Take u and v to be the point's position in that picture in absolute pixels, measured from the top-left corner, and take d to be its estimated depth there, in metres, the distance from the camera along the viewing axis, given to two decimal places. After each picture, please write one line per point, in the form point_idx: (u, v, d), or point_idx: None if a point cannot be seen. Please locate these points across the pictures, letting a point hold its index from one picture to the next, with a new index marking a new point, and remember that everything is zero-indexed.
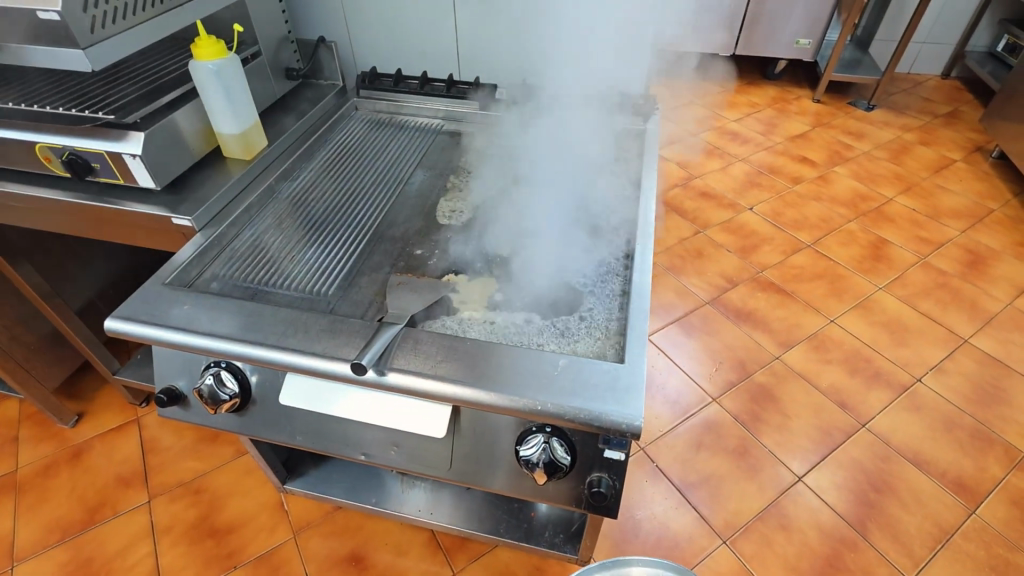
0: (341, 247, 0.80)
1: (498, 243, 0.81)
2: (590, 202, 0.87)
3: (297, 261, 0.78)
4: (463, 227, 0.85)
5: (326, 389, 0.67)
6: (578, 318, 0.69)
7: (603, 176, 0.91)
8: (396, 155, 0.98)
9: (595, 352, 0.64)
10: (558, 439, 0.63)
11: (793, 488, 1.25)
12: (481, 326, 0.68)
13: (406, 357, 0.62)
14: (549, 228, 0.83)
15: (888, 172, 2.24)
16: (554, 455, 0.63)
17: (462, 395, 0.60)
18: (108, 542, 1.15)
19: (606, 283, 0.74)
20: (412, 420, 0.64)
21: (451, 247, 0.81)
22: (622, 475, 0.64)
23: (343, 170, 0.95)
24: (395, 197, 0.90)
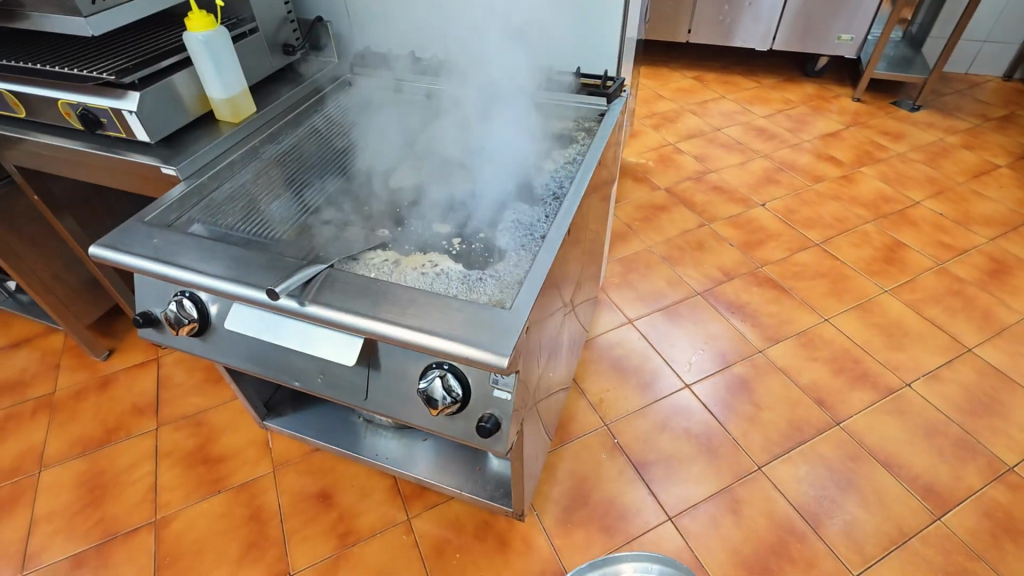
0: (301, 202, 0.90)
1: (442, 205, 0.89)
2: (536, 173, 0.93)
3: (262, 211, 0.88)
4: (413, 190, 0.92)
5: (263, 317, 0.77)
6: (489, 271, 0.75)
7: (555, 150, 0.97)
8: (372, 125, 1.07)
9: (494, 299, 0.71)
10: (453, 375, 0.70)
11: (751, 476, 1.25)
12: (400, 272, 0.76)
13: (326, 291, 0.71)
14: (491, 195, 0.90)
15: (919, 175, 2.14)
16: (449, 390, 0.69)
17: (366, 327, 0.68)
18: (119, 459, 1.31)
19: (525, 243, 0.80)
20: (330, 350, 0.72)
21: (397, 206, 0.90)
22: (510, 414, 0.70)
23: (323, 136, 1.05)
24: (360, 162, 0.99)
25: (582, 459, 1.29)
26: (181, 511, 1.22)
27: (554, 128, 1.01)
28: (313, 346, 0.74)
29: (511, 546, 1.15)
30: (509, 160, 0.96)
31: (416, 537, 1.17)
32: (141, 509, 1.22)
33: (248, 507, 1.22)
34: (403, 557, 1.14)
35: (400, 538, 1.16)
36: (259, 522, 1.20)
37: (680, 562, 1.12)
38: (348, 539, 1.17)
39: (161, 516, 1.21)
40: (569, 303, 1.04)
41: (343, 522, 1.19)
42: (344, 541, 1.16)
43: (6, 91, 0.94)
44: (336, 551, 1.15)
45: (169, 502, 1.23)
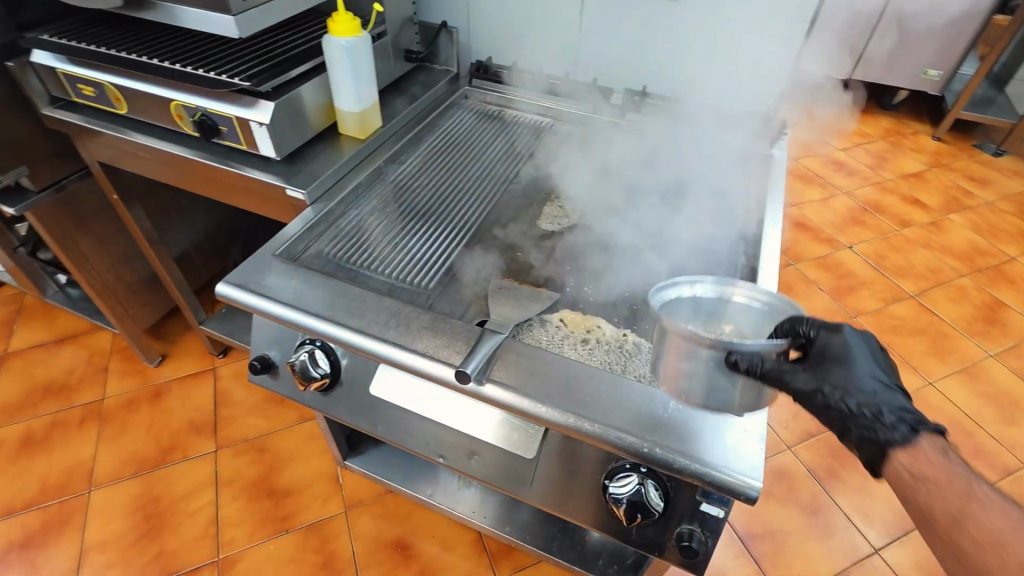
0: (440, 241, 0.78)
1: (603, 259, 0.78)
2: (706, 227, 0.81)
3: (398, 249, 0.77)
4: (566, 236, 0.81)
5: (418, 386, 0.67)
6: None
7: (722, 200, 0.85)
8: (502, 151, 0.96)
9: None
10: (654, 482, 0.58)
11: (868, 560, 1.15)
12: (580, 348, 0.65)
13: (507, 371, 0.60)
14: (657, 251, 0.78)
15: (1012, 228, 2.04)
16: (646, 498, 0.58)
17: (557, 419, 0.57)
18: (176, 484, 1.21)
19: None
20: (502, 437, 0.65)
21: (549, 256, 0.78)
22: (716, 532, 0.59)
23: (449, 160, 0.93)
24: (497, 196, 0.87)
25: None
26: (246, 552, 1.11)
27: (715, 173, 0.89)
28: (480, 426, 0.66)
29: None
30: (671, 209, 0.84)
31: None
32: (203, 546, 1.11)
33: (319, 552, 1.11)
34: None
35: None
36: (332, 571, 1.09)
37: None
38: None
39: (224, 555, 1.10)
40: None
41: None
42: None
43: (109, 85, 0.83)
44: None
45: (233, 540, 1.12)
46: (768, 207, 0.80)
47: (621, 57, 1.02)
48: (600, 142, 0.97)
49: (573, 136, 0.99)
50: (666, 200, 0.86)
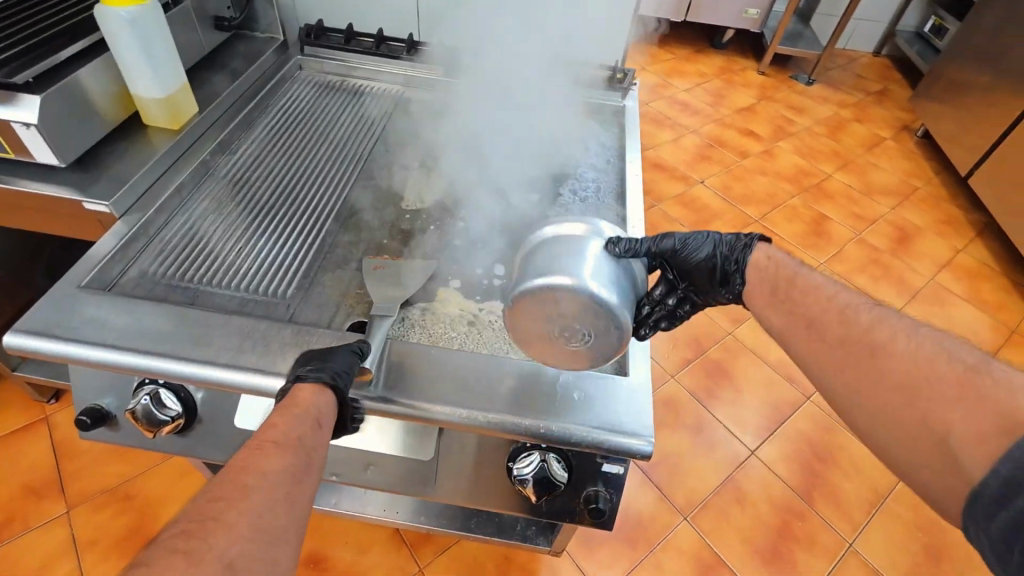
0: (293, 236, 0.70)
1: (473, 231, 0.74)
2: (572, 182, 0.81)
3: (245, 253, 0.67)
4: (432, 211, 0.76)
5: None
6: None
7: (582, 155, 0.85)
8: (351, 125, 0.87)
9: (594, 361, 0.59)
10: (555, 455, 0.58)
11: (746, 462, 1.30)
12: (465, 332, 0.61)
13: (391, 377, 0.55)
14: (528, 214, 0.76)
15: (826, 149, 2.35)
16: (550, 472, 0.58)
17: (456, 417, 0.53)
18: (21, 561, 1.01)
19: None
20: (401, 444, 0.61)
21: (419, 236, 0.73)
22: (619, 488, 0.61)
23: (292, 143, 0.82)
24: (352, 176, 0.79)
25: None
26: None
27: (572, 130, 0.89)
28: (373, 432, 0.62)
29: None
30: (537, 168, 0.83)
31: None
32: None
33: None
34: None
35: None
36: None
37: (703, 560, 1.13)
38: None
39: None
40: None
41: None
42: None
43: None
44: None
45: None
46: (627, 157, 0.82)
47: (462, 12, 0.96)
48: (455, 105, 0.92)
49: (428, 104, 0.93)
50: (527, 160, 0.84)
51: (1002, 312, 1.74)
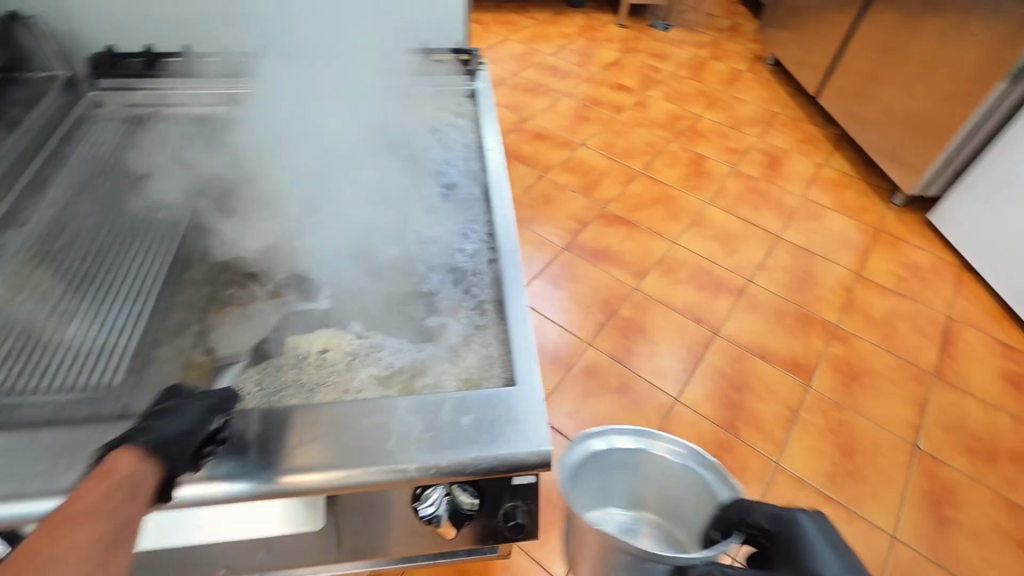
0: (114, 310, 0.59)
1: (330, 259, 0.66)
2: (432, 185, 0.75)
3: (55, 343, 0.56)
4: (279, 246, 0.67)
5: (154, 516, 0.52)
6: (449, 339, 0.58)
7: (439, 152, 0.79)
8: (170, 164, 0.75)
9: (480, 379, 0.55)
10: (460, 485, 0.55)
11: (673, 410, 1.34)
12: (336, 377, 0.55)
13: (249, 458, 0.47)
14: (388, 228, 0.69)
15: (692, 90, 2.44)
16: (458, 503, 0.55)
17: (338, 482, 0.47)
18: None
19: (468, 284, 0.63)
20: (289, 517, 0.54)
21: (268, 278, 0.64)
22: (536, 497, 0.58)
23: (110, 196, 0.71)
24: (181, 223, 0.69)
25: None
26: None
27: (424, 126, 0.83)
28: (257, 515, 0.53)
29: None
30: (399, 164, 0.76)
31: None
32: None
33: None
34: None
35: None
36: None
37: None
38: None
39: None
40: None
41: None
42: None
43: None
44: None
45: None
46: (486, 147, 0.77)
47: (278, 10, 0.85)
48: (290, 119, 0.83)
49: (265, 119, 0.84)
50: (378, 167, 0.77)
51: (865, 215, 1.90)
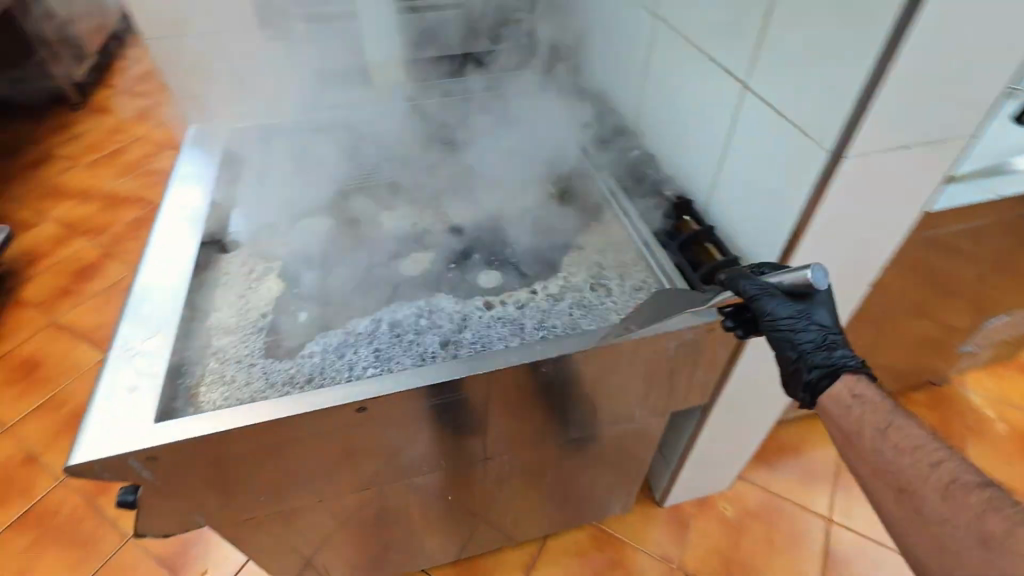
0: (336, 182, 0.91)
1: (416, 274, 0.79)
2: (505, 319, 0.72)
3: (301, 172, 0.92)
4: (422, 253, 0.82)
5: (186, 225, 0.75)
6: (303, 364, 0.66)
7: (559, 310, 0.72)
8: (479, 155, 0.97)
9: (247, 392, 0.62)
10: (192, 392, 0.62)
11: None
12: (261, 304, 0.72)
13: (175, 264, 0.70)
14: (435, 301, 0.74)
15: None
16: (178, 397, 0.61)
17: (172, 309, 0.65)
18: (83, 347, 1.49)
19: (363, 364, 0.66)
20: (155, 291, 0.67)
21: (385, 248, 0.83)
22: (150, 493, 0.59)
23: (447, 119, 1.01)
24: (423, 187, 0.93)
25: None
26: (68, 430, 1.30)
27: (596, 288, 0.75)
28: (164, 272, 0.69)
29: None
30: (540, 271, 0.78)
31: None
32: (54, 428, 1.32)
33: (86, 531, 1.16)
34: None
35: None
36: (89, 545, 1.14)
37: None
38: None
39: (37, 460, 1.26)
40: (459, 479, 0.81)
41: None
42: None
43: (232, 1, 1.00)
44: None
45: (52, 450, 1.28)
46: (560, 342, 0.64)
47: (670, 124, 0.81)
48: (573, 198, 0.89)
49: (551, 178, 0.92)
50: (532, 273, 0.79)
51: None
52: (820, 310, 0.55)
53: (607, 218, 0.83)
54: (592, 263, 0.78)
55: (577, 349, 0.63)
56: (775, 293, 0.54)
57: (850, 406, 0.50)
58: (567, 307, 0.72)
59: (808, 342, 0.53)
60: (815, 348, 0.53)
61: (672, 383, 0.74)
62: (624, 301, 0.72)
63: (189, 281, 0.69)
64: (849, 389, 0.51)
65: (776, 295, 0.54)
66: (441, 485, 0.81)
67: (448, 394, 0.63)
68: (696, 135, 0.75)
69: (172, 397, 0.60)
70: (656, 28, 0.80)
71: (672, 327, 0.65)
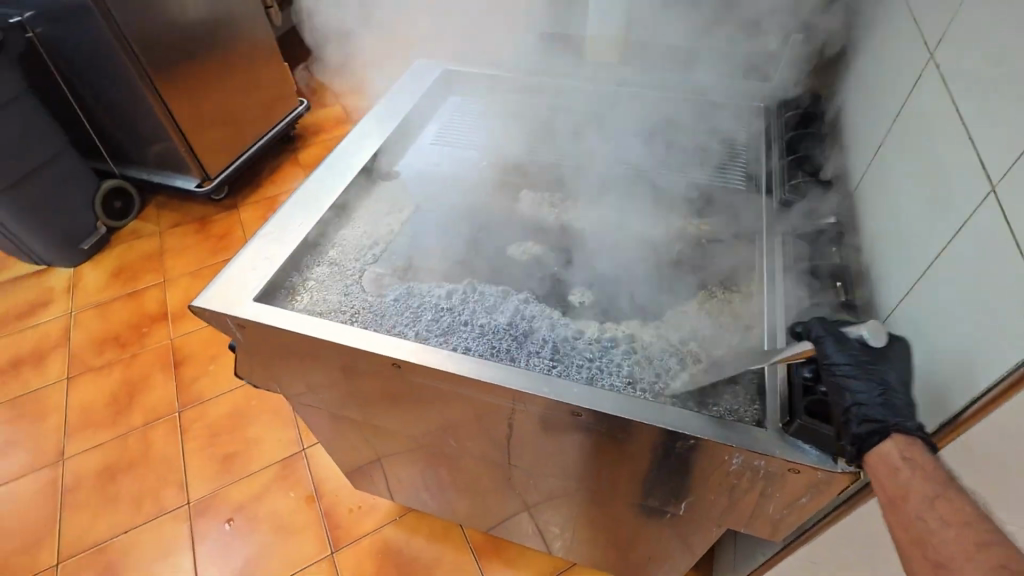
0: (507, 144, 0.92)
1: (528, 260, 0.78)
2: (581, 343, 0.66)
3: (482, 126, 0.95)
4: (545, 242, 0.80)
5: (365, 145, 0.85)
6: (387, 301, 0.71)
7: (640, 359, 0.64)
8: (656, 159, 0.88)
9: (336, 305, 0.70)
10: (301, 286, 0.72)
11: None
12: (388, 235, 0.79)
13: (341, 176, 0.80)
14: (527, 295, 0.72)
15: None
16: (290, 286, 0.72)
17: (317, 213, 0.76)
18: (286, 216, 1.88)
19: (432, 324, 0.68)
20: (315, 193, 0.78)
21: (515, 223, 0.82)
22: (244, 348, 0.73)
23: (643, 114, 0.93)
24: (585, 174, 0.88)
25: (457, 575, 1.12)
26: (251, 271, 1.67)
27: (693, 356, 0.64)
28: (329, 181, 0.80)
29: (352, 513, 1.21)
30: (648, 310, 0.70)
31: (308, 462, 1.29)
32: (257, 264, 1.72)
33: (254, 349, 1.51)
34: (274, 464, 1.29)
35: (285, 451, 1.32)
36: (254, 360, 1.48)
37: None
38: (259, 431, 1.35)
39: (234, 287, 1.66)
40: (492, 461, 0.82)
41: (273, 414, 1.38)
42: (260, 430, 1.35)
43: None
44: (272, 413, 1.39)
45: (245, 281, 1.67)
46: (610, 396, 0.57)
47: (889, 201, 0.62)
48: (734, 241, 0.76)
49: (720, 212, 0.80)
50: (637, 308, 0.71)
51: None
52: (895, 371, 0.49)
53: (758, 280, 0.69)
54: (709, 327, 0.66)
55: (623, 413, 0.56)
56: (844, 339, 0.50)
57: (897, 468, 0.44)
58: (650, 361, 0.64)
59: (861, 397, 0.47)
60: (872, 402, 0.46)
61: (734, 495, 0.62)
62: (716, 385, 0.60)
63: (342, 194, 0.79)
64: (899, 453, 0.45)
65: (841, 337, 0.51)
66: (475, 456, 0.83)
67: (482, 391, 0.62)
68: (914, 226, 0.56)
69: (284, 284, 0.71)
70: (926, 72, 0.59)
71: (744, 443, 0.53)
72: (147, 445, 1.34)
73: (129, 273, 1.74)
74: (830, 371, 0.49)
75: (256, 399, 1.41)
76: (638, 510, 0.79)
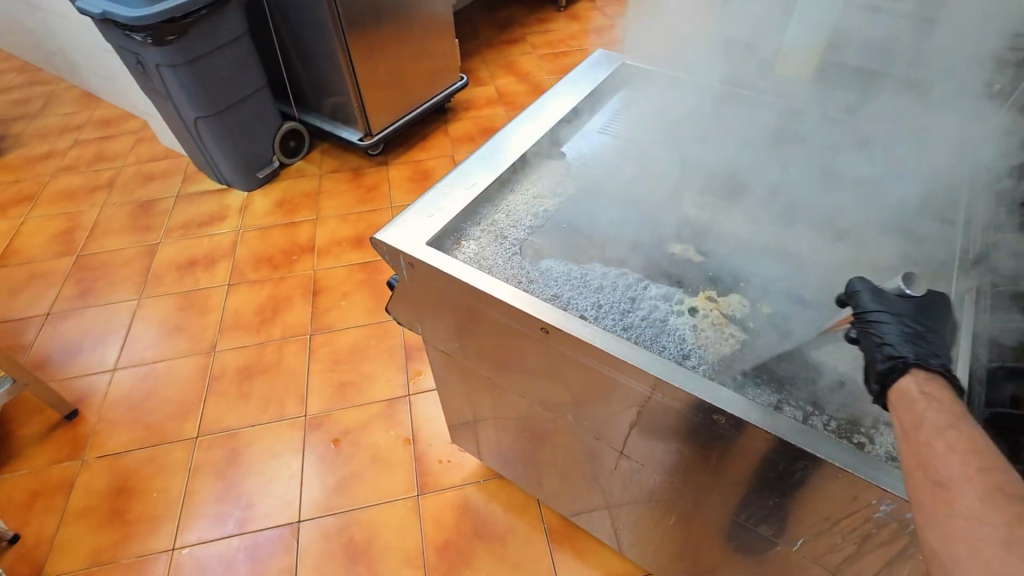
0: (675, 147, 0.92)
1: (678, 262, 0.77)
2: (725, 351, 0.65)
3: (653, 124, 0.95)
4: (700, 248, 0.79)
5: (540, 124, 0.89)
6: (539, 271, 0.75)
7: (788, 382, 0.62)
8: (834, 186, 0.83)
9: (493, 263, 0.75)
10: (463, 239, 0.78)
11: None
12: (548, 211, 0.83)
13: (513, 148, 0.85)
14: (675, 295, 0.72)
15: None
16: (454, 237, 0.78)
17: (489, 178, 0.81)
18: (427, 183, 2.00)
19: (578, 301, 0.71)
20: (488, 160, 0.84)
21: (670, 224, 0.83)
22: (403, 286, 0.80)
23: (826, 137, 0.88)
24: (751, 189, 0.86)
25: (527, 547, 1.16)
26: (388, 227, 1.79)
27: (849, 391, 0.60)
28: (503, 151, 0.85)
29: (441, 462, 1.29)
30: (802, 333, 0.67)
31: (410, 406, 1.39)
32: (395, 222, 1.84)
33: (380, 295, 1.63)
34: (381, 401, 1.40)
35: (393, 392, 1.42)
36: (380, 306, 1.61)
37: None
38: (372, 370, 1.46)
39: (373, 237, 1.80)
40: (598, 447, 0.83)
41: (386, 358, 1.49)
42: (372, 368, 1.47)
43: None
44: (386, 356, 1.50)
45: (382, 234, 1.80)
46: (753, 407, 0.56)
47: None
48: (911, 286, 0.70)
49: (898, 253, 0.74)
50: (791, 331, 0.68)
51: None
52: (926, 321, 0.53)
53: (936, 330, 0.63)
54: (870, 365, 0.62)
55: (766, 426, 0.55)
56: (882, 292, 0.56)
57: (914, 404, 0.45)
58: (798, 384, 0.61)
59: (888, 336, 0.51)
60: (897, 340, 0.50)
61: (863, 543, 0.58)
62: (870, 426, 0.57)
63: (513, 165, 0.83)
64: (917, 387, 0.46)
65: (879, 293, 0.56)
66: (581, 439, 0.85)
67: (619, 372, 0.63)
68: None
69: (450, 235, 0.77)
70: None
71: (897, 489, 0.50)
72: (281, 357, 1.50)
73: (290, 206, 1.95)
74: (865, 316, 0.54)
75: (375, 340, 1.53)
76: (737, 538, 0.77)
